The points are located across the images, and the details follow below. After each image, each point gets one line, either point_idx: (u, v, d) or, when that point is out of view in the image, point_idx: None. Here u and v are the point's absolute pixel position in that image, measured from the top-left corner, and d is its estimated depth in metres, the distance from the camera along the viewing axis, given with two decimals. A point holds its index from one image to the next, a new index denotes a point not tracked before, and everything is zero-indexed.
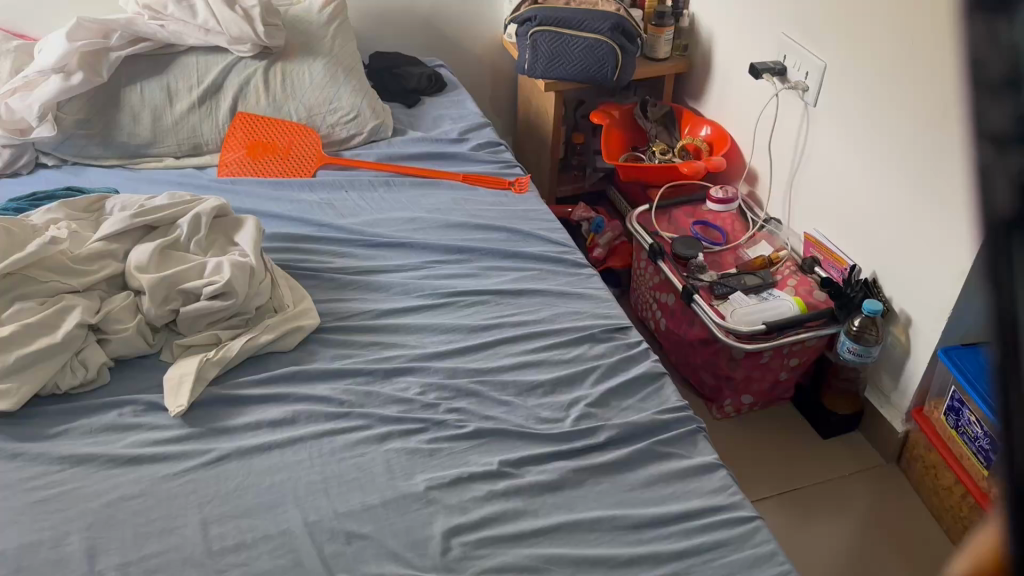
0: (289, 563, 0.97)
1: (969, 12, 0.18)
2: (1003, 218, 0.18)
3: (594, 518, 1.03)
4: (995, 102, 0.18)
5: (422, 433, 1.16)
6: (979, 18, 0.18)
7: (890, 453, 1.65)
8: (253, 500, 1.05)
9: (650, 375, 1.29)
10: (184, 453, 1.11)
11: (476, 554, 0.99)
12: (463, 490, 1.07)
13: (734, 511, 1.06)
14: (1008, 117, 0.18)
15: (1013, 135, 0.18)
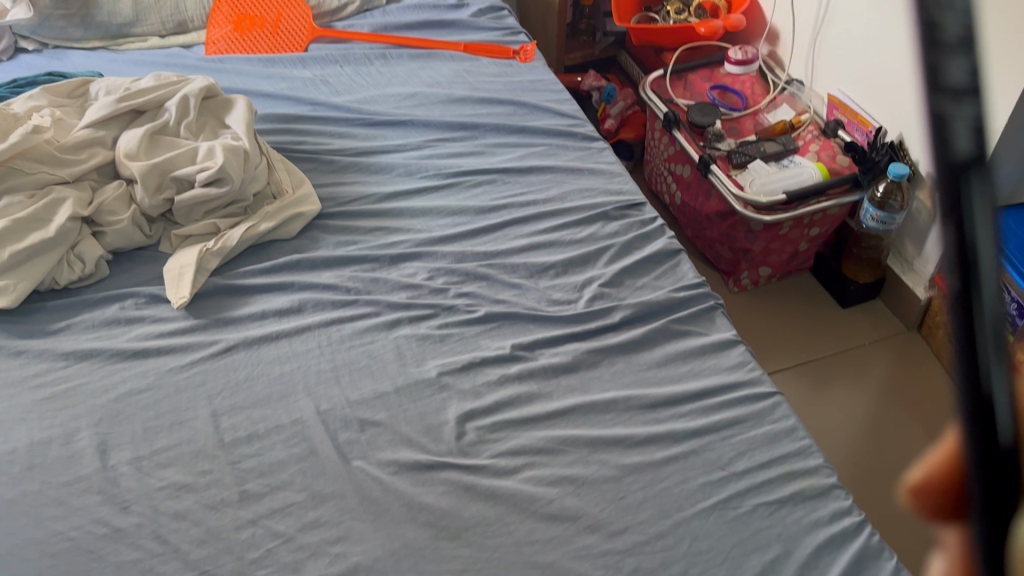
0: (303, 452, 0.96)
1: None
2: (960, 158, 0.23)
3: (609, 399, 1.01)
4: (956, 58, 0.24)
5: (432, 319, 1.12)
6: None
7: (911, 321, 1.62)
8: (263, 390, 1.03)
9: (666, 253, 1.24)
10: (190, 346, 1.10)
11: (491, 438, 0.97)
12: (476, 374, 1.05)
13: (753, 388, 1.04)
14: (964, 71, 0.24)
15: (965, 87, 0.23)
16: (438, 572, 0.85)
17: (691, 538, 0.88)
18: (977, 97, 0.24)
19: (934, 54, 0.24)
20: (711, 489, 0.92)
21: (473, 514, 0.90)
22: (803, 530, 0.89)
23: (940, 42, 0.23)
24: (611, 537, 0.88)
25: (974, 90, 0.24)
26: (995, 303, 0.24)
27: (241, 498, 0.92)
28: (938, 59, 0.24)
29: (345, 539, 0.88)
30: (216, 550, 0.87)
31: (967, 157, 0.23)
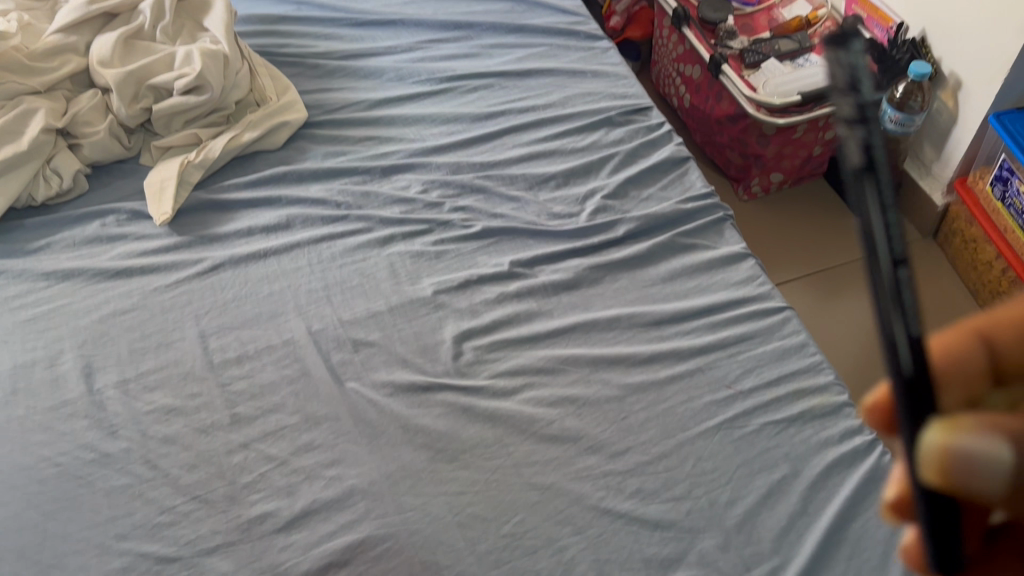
0: (295, 373, 0.93)
1: (826, 51, 0.35)
2: (858, 170, 0.36)
3: (611, 317, 0.97)
4: (845, 103, 0.35)
5: (426, 235, 1.07)
6: (829, 53, 0.35)
7: (926, 228, 1.56)
8: (251, 310, 1.00)
9: (673, 161, 1.17)
10: (174, 264, 1.05)
11: (489, 359, 0.94)
12: (473, 292, 1.00)
13: (763, 303, 0.99)
14: (851, 109, 0.35)
15: (854, 120, 0.35)
16: (435, 495, 0.83)
17: (695, 459, 0.85)
18: (865, 124, 0.35)
19: (834, 106, 0.36)
20: (717, 408, 0.89)
21: (471, 437, 0.87)
22: (813, 449, 0.86)
23: (837, 96, 0.35)
24: (613, 458, 0.86)
25: (863, 120, 0.35)
26: (894, 268, 0.36)
27: (232, 421, 0.89)
28: (837, 108, 0.36)
29: (340, 463, 0.86)
30: (208, 474, 0.85)
31: (862, 171, 0.36)
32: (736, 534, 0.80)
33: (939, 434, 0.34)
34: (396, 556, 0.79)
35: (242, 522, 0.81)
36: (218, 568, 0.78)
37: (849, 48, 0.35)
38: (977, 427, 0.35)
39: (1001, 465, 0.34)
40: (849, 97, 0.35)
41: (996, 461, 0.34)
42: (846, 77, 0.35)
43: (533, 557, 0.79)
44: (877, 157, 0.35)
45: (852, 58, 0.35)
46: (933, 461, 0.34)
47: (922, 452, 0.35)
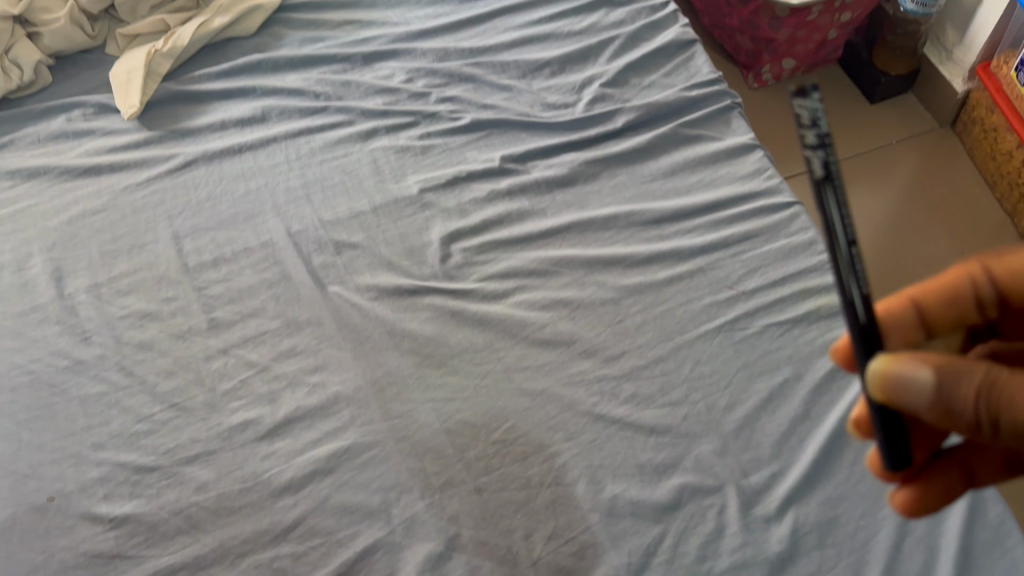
0: (275, 277, 0.89)
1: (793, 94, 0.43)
2: (821, 181, 0.43)
3: (608, 216, 0.92)
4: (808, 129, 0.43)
5: (411, 129, 1.00)
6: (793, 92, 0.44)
7: (945, 116, 1.47)
8: (228, 211, 0.94)
9: (678, 44, 1.08)
10: (145, 161, 1.00)
11: (479, 261, 0.89)
12: (462, 191, 0.94)
13: (771, 198, 0.93)
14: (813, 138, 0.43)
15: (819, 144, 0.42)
16: (423, 402, 0.80)
17: (693, 362, 0.82)
18: (825, 146, 0.42)
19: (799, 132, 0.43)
20: (717, 310, 0.85)
21: (459, 342, 0.84)
22: (818, 351, 0.82)
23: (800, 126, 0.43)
24: (608, 362, 0.82)
25: (824, 143, 0.42)
26: (849, 248, 0.44)
27: (210, 326, 0.86)
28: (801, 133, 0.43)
29: (323, 369, 0.82)
30: (186, 382, 0.82)
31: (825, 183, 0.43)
32: (734, 439, 0.77)
33: (882, 362, 0.46)
34: (382, 463, 0.77)
35: (223, 429, 0.79)
36: (198, 477, 0.77)
37: (810, 92, 0.43)
38: (911, 360, 0.46)
39: (926, 387, 0.46)
40: (810, 128, 0.43)
41: (920, 381, 0.45)
42: (807, 116, 0.43)
43: (524, 464, 0.77)
44: (836, 170, 0.42)
45: (810, 102, 0.43)
46: (879, 386, 0.46)
47: (869, 377, 0.46)
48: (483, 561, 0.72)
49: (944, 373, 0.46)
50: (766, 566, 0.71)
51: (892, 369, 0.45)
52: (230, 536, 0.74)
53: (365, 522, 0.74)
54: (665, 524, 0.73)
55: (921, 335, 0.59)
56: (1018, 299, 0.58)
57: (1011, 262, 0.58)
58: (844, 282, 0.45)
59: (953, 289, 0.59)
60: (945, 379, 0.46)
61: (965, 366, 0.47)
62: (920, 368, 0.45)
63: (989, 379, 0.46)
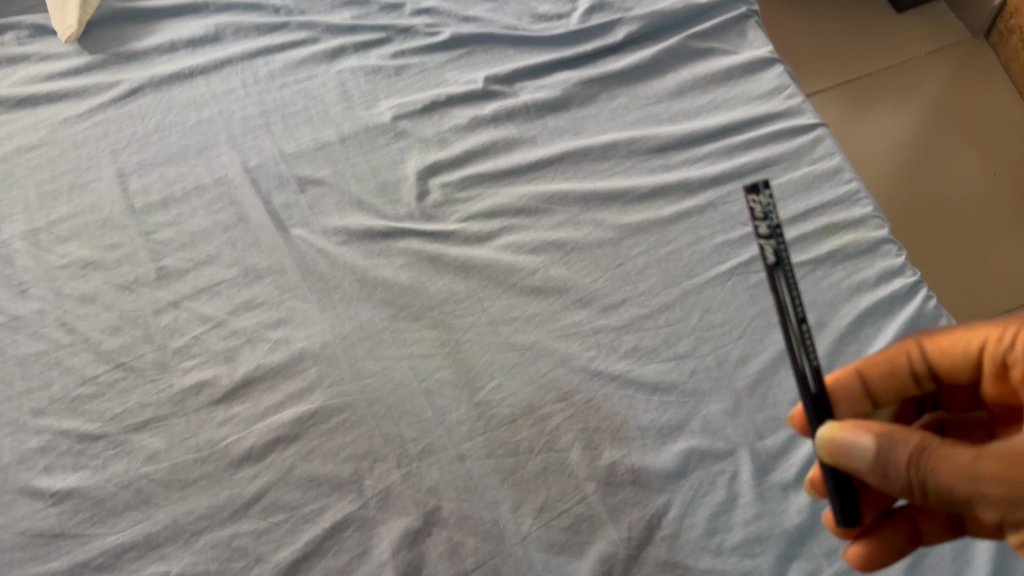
0: (230, 220, 0.79)
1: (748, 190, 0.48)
2: (774, 264, 0.48)
3: (607, 144, 0.81)
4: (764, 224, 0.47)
5: (384, 47, 0.89)
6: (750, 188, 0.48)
7: (980, 25, 1.33)
8: (176, 144, 0.84)
9: None
10: (85, 89, 0.88)
11: (460, 198, 0.79)
12: (441, 117, 0.83)
13: (791, 121, 0.82)
14: (766, 229, 0.47)
15: (772, 234, 0.47)
16: (399, 358, 0.71)
17: (703, 311, 0.72)
18: (777, 236, 0.47)
19: (755, 226, 0.47)
20: (730, 250, 0.75)
21: (439, 291, 0.74)
22: (842, 297, 0.73)
23: (755, 221, 0.47)
24: (605, 312, 0.73)
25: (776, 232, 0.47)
26: (800, 324, 0.49)
27: (160, 277, 0.77)
28: (757, 227, 0.47)
29: (286, 323, 0.73)
30: (133, 339, 0.74)
31: (776, 265, 0.48)
32: (748, 396, 0.68)
33: (831, 428, 0.49)
34: (353, 429, 0.68)
35: (175, 392, 0.71)
36: (149, 445, 0.69)
37: (762, 186, 0.47)
38: (854, 428, 0.48)
39: (866, 454, 0.47)
40: (763, 221, 0.47)
41: (861, 448, 0.47)
42: (761, 211, 0.47)
43: (511, 428, 0.68)
44: (786, 258, 0.48)
45: (765, 197, 0.47)
46: (830, 451, 0.49)
47: (820, 441, 0.49)
48: (467, 537, 0.64)
49: (886, 439, 0.47)
50: (784, 541, 0.63)
51: (839, 434, 0.48)
52: (184, 512, 0.66)
53: (334, 495, 0.66)
54: (670, 493, 0.65)
55: (868, 407, 0.58)
56: (952, 376, 0.57)
57: (945, 339, 0.56)
58: (796, 357, 0.50)
59: (890, 369, 0.57)
60: (879, 450, 0.47)
61: (900, 436, 0.47)
62: (868, 435, 0.47)
63: (921, 449, 0.46)
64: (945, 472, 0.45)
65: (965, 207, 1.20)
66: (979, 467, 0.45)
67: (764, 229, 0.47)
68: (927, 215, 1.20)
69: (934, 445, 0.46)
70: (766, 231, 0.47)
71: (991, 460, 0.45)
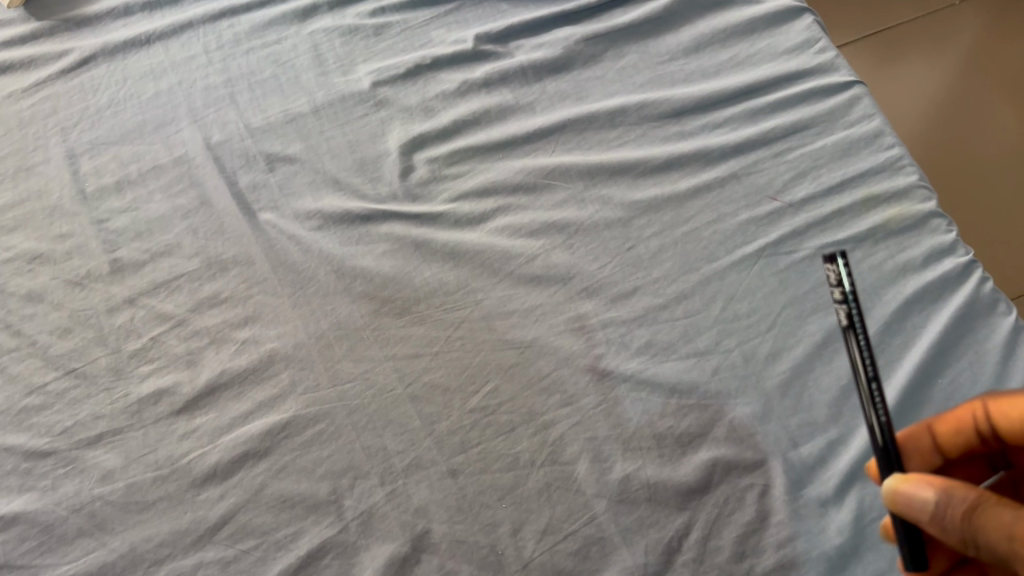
0: (192, 204, 0.71)
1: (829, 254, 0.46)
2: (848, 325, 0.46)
3: (613, 110, 0.71)
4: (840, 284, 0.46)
5: (361, 4, 0.79)
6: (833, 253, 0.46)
7: None
8: (132, 120, 0.76)
9: None
10: (30, 60, 0.79)
11: (448, 174, 0.70)
12: (426, 84, 0.74)
13: (823, 79, 0.72)
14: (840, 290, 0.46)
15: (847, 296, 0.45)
16: (381, 360, 0.63)
17: (726, 300, 0.63)
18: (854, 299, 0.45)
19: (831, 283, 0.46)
20: (756, 229, 0.66)
21: (426, 282, 0.66)
22: (885, 280, 0.64)
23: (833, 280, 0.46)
24: (615, 304, 0.64)
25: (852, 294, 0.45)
26: (870, 382, 0.46)
27: (114, 270, 0.68)
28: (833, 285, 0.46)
29: (255, 321, 0.65)
30: (86, 341, 0.66)
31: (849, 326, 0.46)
32: (779, 397, 0.60)
33: (896, 481, 0.46)
34: (331, 442, 0.60)
35: (131, 402, 0.63)
36: (103, 463, 0.61)
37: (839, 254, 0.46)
38: (918, 482, 0.45)
39: (924, 507, 0.44)
40: (840, 286, 0.46)
41: (920, 503, 0.44)
42: (838, 278, 0.46)
43: (509, 438, 0.60)
44: (860, 322, 0.45)
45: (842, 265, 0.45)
46: (893, 502, 0.46)
47: (885, 492, 0.47)
48: (460, 564, 0.56)
49: (941, 493, 0.44)
50: (823, 566, 0.55)
51: (900, 486, 0.45)
52: (143, 538, 0.59)
53: (310, 518, 0.58)
54: (691, 512, 0.57)
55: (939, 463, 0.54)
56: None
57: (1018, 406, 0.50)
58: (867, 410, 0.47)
59: (952, 429, 0.53)
60: (933, 504, 0.44)
61: (953, 490, 0.44)
62: (928, 488, 0.44)
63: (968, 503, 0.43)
64: (985, 530, 0.42)
65: (1006, 166, 1.09)
66: (1016, 530, 0.41)
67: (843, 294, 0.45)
68: (967, 173, 1.09)
69: (981, 503, 0.43)
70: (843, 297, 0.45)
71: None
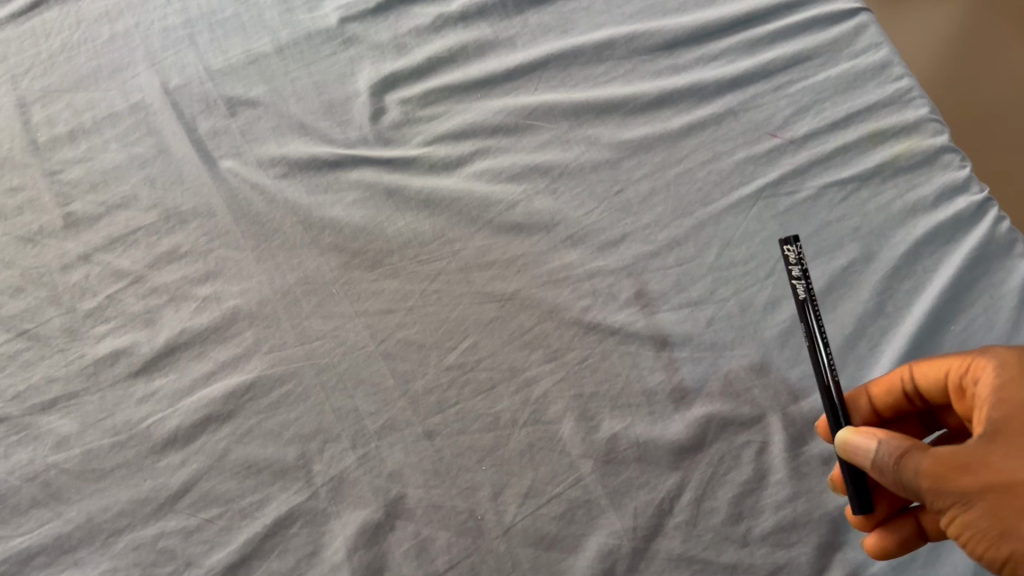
0: (149, 152, 0.66)
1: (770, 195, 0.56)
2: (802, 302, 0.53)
3: (601, 43, 0.67)
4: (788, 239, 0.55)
5: None
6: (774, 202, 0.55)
7: None
8: (85, 66, 0.71)
9: None
10: None
11: (422, 116, 0.66)
12: (397, 20, 0.70)
13: (824, 8, 0.67)
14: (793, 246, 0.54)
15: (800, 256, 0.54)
16: (352, 316, 0.59)
17: (722, 245, 0.59)
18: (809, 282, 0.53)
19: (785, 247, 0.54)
20: (755, 168, 0.61)
21: (399, 232, 0.61)
22: (894, 220, 0.59)
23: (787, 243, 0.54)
24: (602, 252, 0.60)
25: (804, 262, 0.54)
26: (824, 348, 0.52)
27: (67, 224, 0.63)
28: (788, 252, 0.54)
29: (217, 276, 0.61)
30: (38, 300, 0.60)
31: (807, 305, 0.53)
32: (778, 349, 0.56)
33: (848, 434, 0.48)
34: (298, 403, 0.56)
35: (87, 364, 0.58)
36: (58, 429, 0.56)
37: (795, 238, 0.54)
38: (866, 433, 0.47)
39: (866, 455, 0.46)
40: (796, 263, 0.54)
41: (863, 451, 0.46)
42: (794, 256, 0.54)
43: (489, 397, 0.56)
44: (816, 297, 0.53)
45: (796, 246, 0.54)
46: (842, 452, 0.48)
47: (838, 446, 0.48)
48: (438, 531, 0.53)
49: (871, 444, 0.46)
50: (826, 528, 0.51)
51: (851, 439, 0.47)
52: (100, 508, 0.54)
53: (277, 484, 0.54)
54: (684, 472, 0.53)
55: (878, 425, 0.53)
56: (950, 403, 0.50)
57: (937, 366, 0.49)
58: (822, 370, 0.51)
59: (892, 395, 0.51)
60: (869, 452, 0.46)
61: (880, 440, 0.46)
62: (864, 439, 0.46)
63: (895, 451, 0.45)
64: (902, 472, 0.44)
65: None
66: (921, 471, 0.43)
67: (794, 258, 0.54)
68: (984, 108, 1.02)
69: (900, 449, 0.45)
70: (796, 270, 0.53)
71: (938, 465, 0.43)
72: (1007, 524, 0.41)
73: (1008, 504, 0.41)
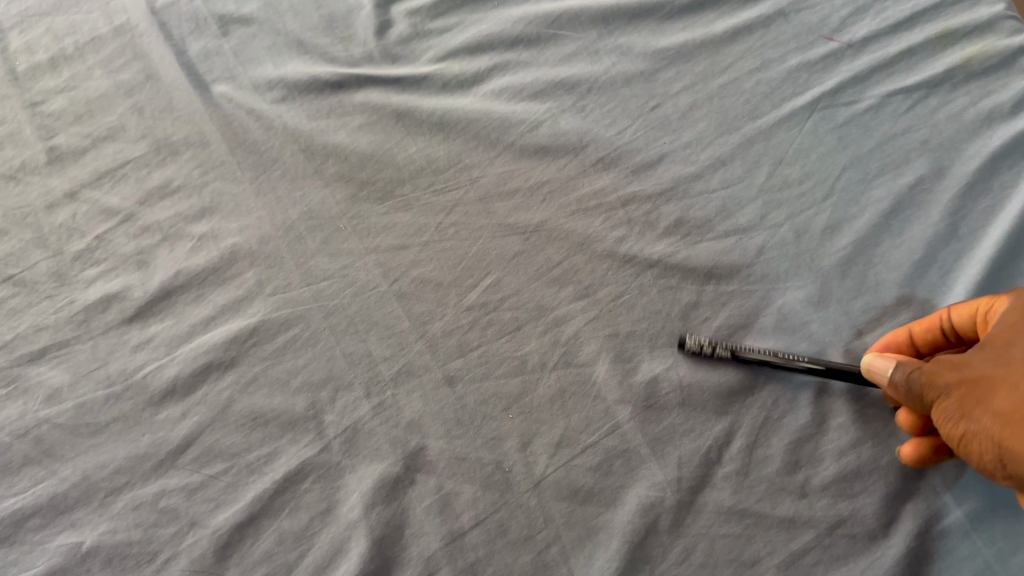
0: (136, 79, 0.60)
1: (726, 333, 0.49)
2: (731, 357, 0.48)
3: None
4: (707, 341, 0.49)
5: None
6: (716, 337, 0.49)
7: None
8: None
9: None
10: None
11: (432, 30, 0.60)
12: None
13: None
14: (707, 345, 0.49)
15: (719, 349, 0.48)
16: (361, 254, 0.53)
17: (774, 163, 0.53)
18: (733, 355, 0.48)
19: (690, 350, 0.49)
20: (809, 76, 0.55)
21: (410, 160, 0.56)
22: (968, 128, 0.52)
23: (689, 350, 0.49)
24: (638, 174, 0.53)
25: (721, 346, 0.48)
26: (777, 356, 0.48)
27: (51, 160, 0.58)
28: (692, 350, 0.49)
29: (214, 212, 0.55)
30: (23, 244, 0.55)
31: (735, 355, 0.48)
32: (839, 279, 0.49)
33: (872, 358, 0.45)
34: (307, 349, 0.51)
35: (77, 311, 0.53)
36: (48, 381, 0.51)
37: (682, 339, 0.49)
38: (886, 359, 0.45)
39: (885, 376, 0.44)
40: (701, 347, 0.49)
41: (879, 374, 0.44)
42: (700, 346, 0.49)
43: (515, 339, 0.51)
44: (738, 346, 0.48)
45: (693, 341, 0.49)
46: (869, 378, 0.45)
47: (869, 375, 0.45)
48: (462, 484, 0.48)
49: (875, 366, 0.45)
50: (895, 476, 0.46)
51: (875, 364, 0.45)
52: (96, 465, 0.49)
53: (286, 437, 0.49)
54: (734, 417, 0.48)
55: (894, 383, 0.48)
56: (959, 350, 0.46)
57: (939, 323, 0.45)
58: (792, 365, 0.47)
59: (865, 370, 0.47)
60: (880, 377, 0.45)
61: (881, 361, 0.45)
62: (871, 364, 0.45)
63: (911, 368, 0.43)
64: (895, 392, 0.44)
65: None
66: (912, 380, 0.43)
67: (701, 346, 0.49)
68: None
69: (894, 368, 0.44)
70: (709, 348, 0.48)
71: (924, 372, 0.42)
72: (968, 413, 0.41)
73: (978, 397, 0.41)
